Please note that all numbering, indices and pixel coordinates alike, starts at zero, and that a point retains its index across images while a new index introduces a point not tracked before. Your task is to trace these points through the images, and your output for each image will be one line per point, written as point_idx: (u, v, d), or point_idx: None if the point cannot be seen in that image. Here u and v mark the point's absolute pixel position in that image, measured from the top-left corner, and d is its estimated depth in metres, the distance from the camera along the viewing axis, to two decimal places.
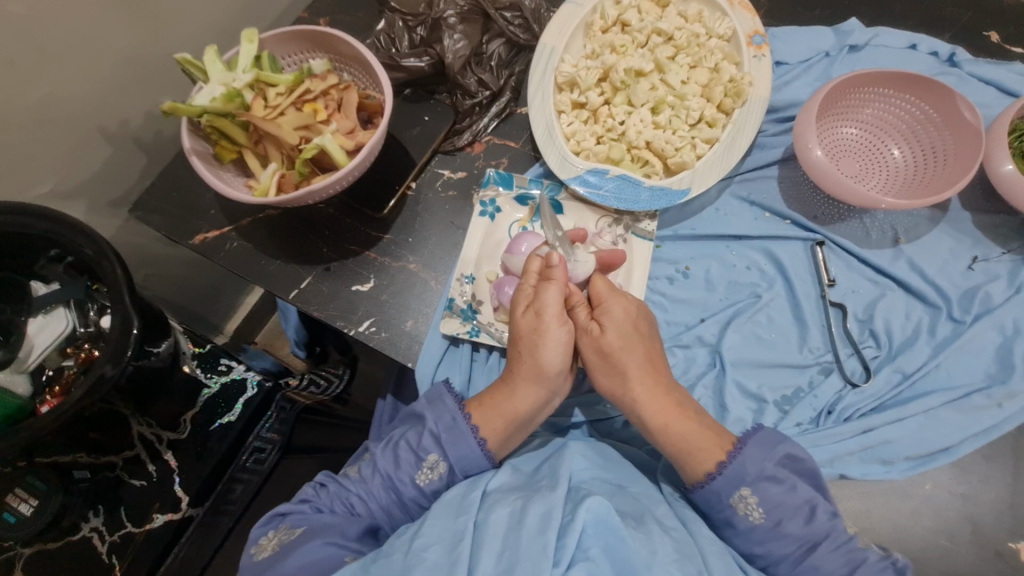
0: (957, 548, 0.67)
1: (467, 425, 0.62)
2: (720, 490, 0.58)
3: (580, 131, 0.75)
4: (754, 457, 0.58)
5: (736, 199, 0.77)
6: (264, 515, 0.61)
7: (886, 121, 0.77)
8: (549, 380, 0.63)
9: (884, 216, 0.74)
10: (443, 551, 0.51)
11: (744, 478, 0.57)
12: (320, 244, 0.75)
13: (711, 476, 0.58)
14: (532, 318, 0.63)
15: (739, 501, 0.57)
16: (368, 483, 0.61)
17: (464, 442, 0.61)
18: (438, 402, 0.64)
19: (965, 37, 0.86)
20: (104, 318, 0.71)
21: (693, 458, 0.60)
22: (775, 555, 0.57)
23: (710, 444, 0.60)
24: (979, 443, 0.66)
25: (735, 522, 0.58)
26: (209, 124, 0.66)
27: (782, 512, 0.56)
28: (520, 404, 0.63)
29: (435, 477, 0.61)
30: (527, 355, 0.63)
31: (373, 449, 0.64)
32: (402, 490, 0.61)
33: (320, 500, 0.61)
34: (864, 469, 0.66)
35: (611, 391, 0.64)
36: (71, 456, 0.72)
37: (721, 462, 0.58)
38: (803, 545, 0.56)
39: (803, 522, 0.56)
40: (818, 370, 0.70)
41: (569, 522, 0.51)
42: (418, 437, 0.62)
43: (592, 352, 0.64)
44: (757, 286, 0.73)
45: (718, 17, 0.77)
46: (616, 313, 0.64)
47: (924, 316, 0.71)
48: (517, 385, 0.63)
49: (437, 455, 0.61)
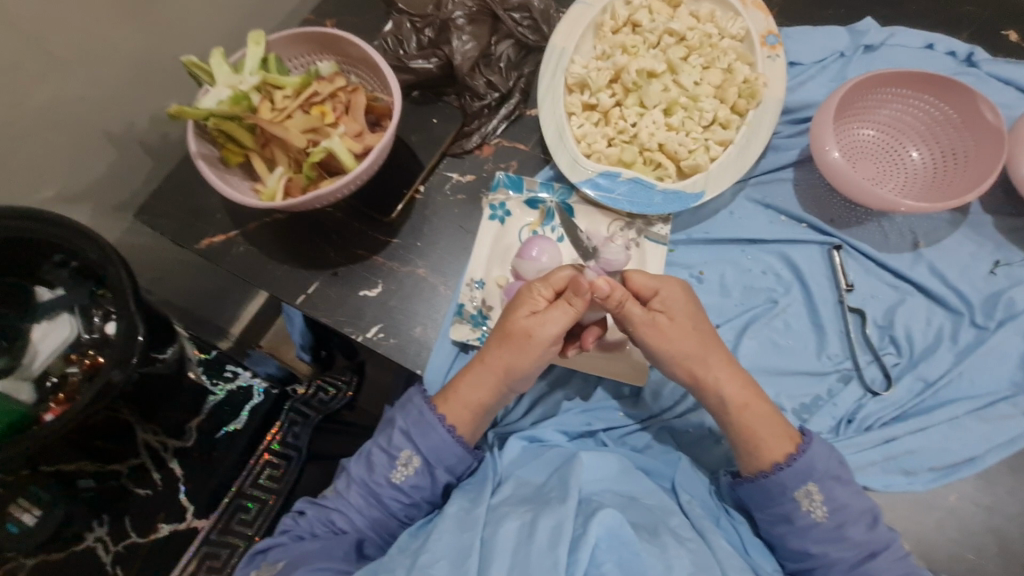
0: (982, 562, 0.63)
1: (433, 415, 0.61)
2: (785, 482, 0.56)
3: (591, 133, 0.73)
4: (822, 455, 0.57)
5: (750, 202, 0.76)
6: (243, 558, 0.57)
7: (905, 122, 0.75)
8: (507, 374, 0.61)
9: (903, 220, 0.73)
10: (449, 567, 0.49)
11: (813, 474, 0.56)
12: (328, 249, 0.74)
13: (778, 467, 0.56)
14: (528, 324, 0.60)
15: (803, 497, 0.56)
16: (347, 495, 0.60)
17: (433, 432, 0.60)
18: (407, 402, 0.63)
19: (982, 36, 0.84)
20: (109, 325, 0.68)
21: (761, 448, 0.58)
22: (833, 558, 0.55)
23: (776, 436, 0.58)
24: (1005, 454, 0.64)
25: (795, 516, 0.56)
26: (215, 127, 0.65)
27: (846, 514, 0.56)
28: (474, 391, 0.62)
29: (411, 473, 0.60)
30: (512, 354, 0.61)
31: (347, 465, 0.63)
32: (380, 493, 0.60)
33: (299, 528, 0.59)
34: (886, 480, 0.64)
35: (678, 356, 0.60)
36: (76, 465, 0.70)
37: (790, 454, 0.57)
38: (861, 551, 0.55)
39: (866, 526, 0.55)
40: (837, 377, 0.68)
41: (581, 536, 0.50)
42: (388, 438, 0.61)
43: (659, 342, 0.61)
44: (773, 292, 0.72)
45: (730, 16, 0.76)
46: (675, 299, 0.62)
47: (946, 321, 0.69)
48: (487, 379, 0.61)
49: (410, 450, 0.60)
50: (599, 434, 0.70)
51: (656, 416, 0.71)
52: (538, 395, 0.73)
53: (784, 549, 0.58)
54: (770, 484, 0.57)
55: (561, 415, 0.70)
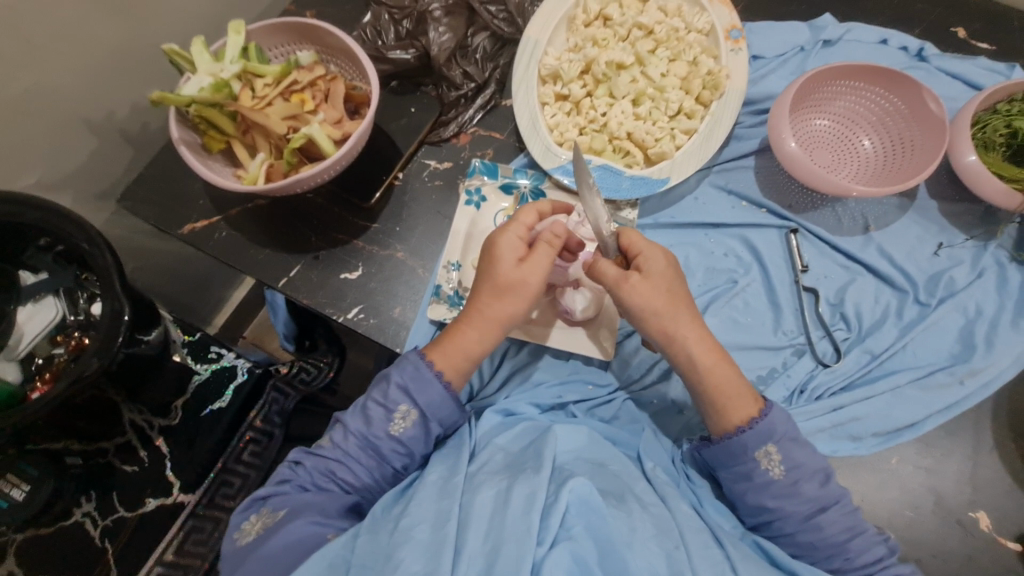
0: (921, 518, 0.68)
1: (430, 371, 0.63)
2: (747, 443, 0.60)
3: (563, 123, 0.77)
4: (780, 419, 0.61)
5: (714, 188, 0.80)
6: (246, 503, 0.61)
7: (858, 113, 0.80)
8: (502, 323, 0.64)
9: (855, 205, 0.78)
10: (429, 529, 0.53)
11: (772, 436, 0.60)
12: (309, 234, 0.76)
13: (742, 428, 0.60)
14: (512, 268, 0.63)
15: (763, 457, 0.60)
16: (345, 447, 0.62)
17: (432, 387, 0.63)
18: (402, 358, 0.65)
19: (933, 32, 0.89)
20: (95, 306, 0.72)
21: (730, 406, 0.61)
22: (787, 511, 0.59)
23: (739, 399, 0.61)
24: (942, 420, 0.69)
25: (754, 474, 0.60)
26: (197, 114, 0.67)
27: (801, 473, 0.59)
28: (471, 341, 0.64)
29: (408, 426, 0.63)
30: (503, 303, 0.64)
31: (343, 416, 0.65)
32: (379, 445, 0.62)
33: (300, 479, 0.62)
34: (835, 445, 0.68)
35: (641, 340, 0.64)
36: (63, 443, 0.74)
37: (754, 417, 0.60)
38: (815, 505, 0.59)
39: (819, 484, 0.59)
40: (792, 351, 0.73)
41: (553, 503, 0.53)
42: (384, 392, 0.63)
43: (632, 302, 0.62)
44: (733, 272, 0.76)
45: (696, 11, 0.80)
46: (656, 263, 0.63)
47: (892, 299, 0.74)
48: (470, 324, 0.64)
49: (408, 405, 0.62)
50: (570, 406, 0.74)
51: (624, 388, 0.76)
52: (512, 371, 0.77)
53: (742, 506, 0.62)
54: (733, 444, 0.61)
55: (536, 390, 0.74)
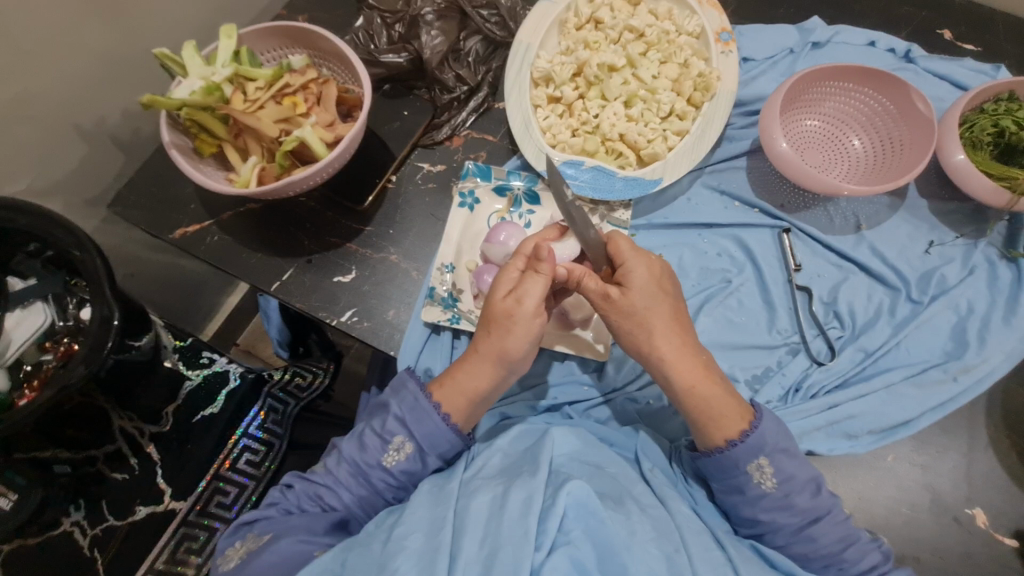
0: (918, 515, 0.68)
1: (428, 402, 0.63)
2: (739, 457, 0.60)
3: (556, 125, 0.77)
4: (771, 429, 0.60)
5: (707, 189, 0.80)
6: (230, 526, 0.61)
7: (848, 114, 0.81)
8: (505, 362, 0.62)
9: (846, 204, 0.78)
10: (424, 538, 0.52)
11: (763, 448, 0.60)
12: (302, 237, 0.76)
13: (732, 443, 0.60)
14: (511, 304, 0.61)
15: (755, 470, 0.60)
16: (336, 473, 0.62)
17: (428, 419, 0.62)
18: (401, 387, 0.65)
19: (920, 34, 0.90)
20: (83, 311, 0.70)
21: (717, 425, 0.61)
22: (779, 523, 0.59)
23: (731, 413, 0.61)
24: (937, 417, 0.69)
25: (747, 488, 0.60)
26: (189, 117, 0.67)
27: (793, 485, 0.59)
28: (473, 379, 0.63)
29: (402, 458, 0.62)
30: (502, 337, 0.61)
31: (338, 442, 0.65)
32: (371, 474, 0.62)
33: (286, 502, 0.62)
34: (831, 444, 0.68)
35: (636, 347, 0.63)
36: (51, 451, 0.73)
37: (744, 430, 0.60)
38: (806, 517, 0.59)
39: (811, 495, 0.60)
40: (786, 350, 0.73)
41: (550, 507, 0.53)
42: (382, 422, 0.63)
43: (613, 316, 0.63)
44: (727, 272, 0.76)
45: (687, 15, 0.80)
46: (638, 278, 0.62)
47: (885, 297, 0.74)
48: (474, 364, 0.63)
49: (403, 437, 0.62)
50: (565, 407, 0.74)
51: (620, 390, 0.75)
52: None
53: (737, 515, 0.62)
54: (725, 458, 0.60)
55: (532, 391, 0.75)
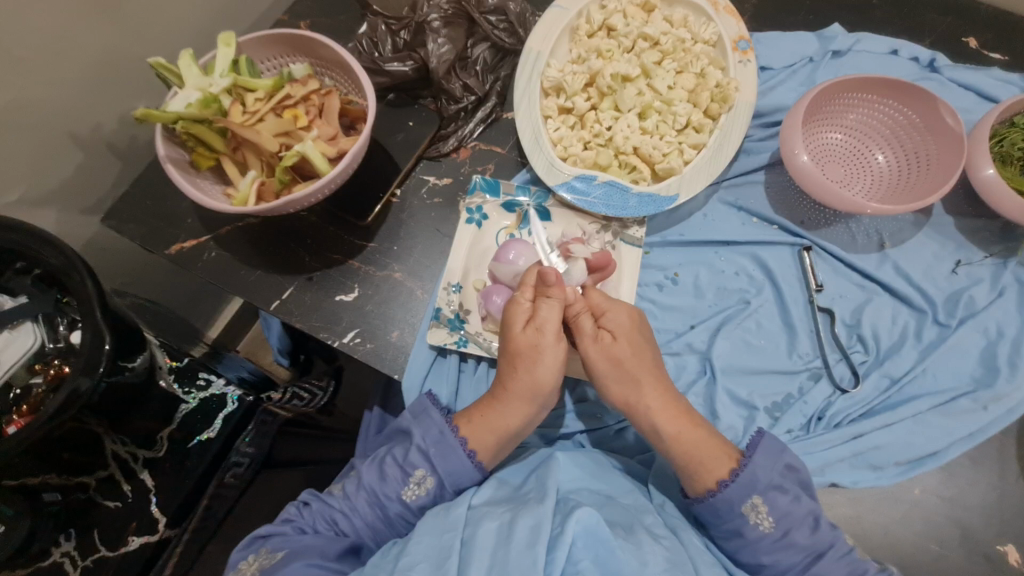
0: (947, 553, 0.66)
1: (455, 437, 0.61)
2: (744, 487, 0.57)
3: (567, 137, 0.74)
4: (764, 466, 0.57)
5: (723, 205, 0.77)
6: (244, 539, 0.58)
7: (870, 127, 0.78)
8: (541, 396, 0.61)
9: (869, 221, 0.75)
10: (429, 569, 0.49)
11: (756, 486, 0.57)
12: (302, 253, 0.73)
13: (724, 484, 0.57)
14: (533, 335, 0.60)
15: (750, 511, 0.56)
16: (353, 500, 0.59)
17: (454, 455, 0.60)
18: (423, 415, 0.62)
19: (944, 42, 0.87)
20: (75, 333, 0.67)
21: (704, 469, 0.58)
22: (781, 566, 0.56)
23: (716, 454, 0.58)
24: (966, 447, 0.67)
25: (744, 532, 0.56)
26: (185, 131, 0.64)
27: (789, 521, 0.56)
28: (508, 418, 0.61)
29: (423, 492, 0.59)
30: (531, 371, 0.60)
31: (358, 466, 0.62)
32: (388, 506, 0.59)
33: (302, 520, 0.59)
34: (855, 476, 0.66)
35: (619, 397, 0.61)
36: (41, 477, 0.70)
37: (733, 470, 0.57)
38: (808, 554, 0.56)
39: (809, 530, 0.56)
40: (808, 375, 0.70)
41: (559, 534, 0.50)
42: (404, 452, 0.60)
43: (601, 360, 0.61)
44: (745, 292, 0.73)
45: (703, 22, 0.77)
46: (619, 321, 0.62)
47: (910, 320, 0.71)
48: (508, 402, 0.61)
49: (425, 470, 0.60)
50: (578, 435, 0.72)
51: None
52: None
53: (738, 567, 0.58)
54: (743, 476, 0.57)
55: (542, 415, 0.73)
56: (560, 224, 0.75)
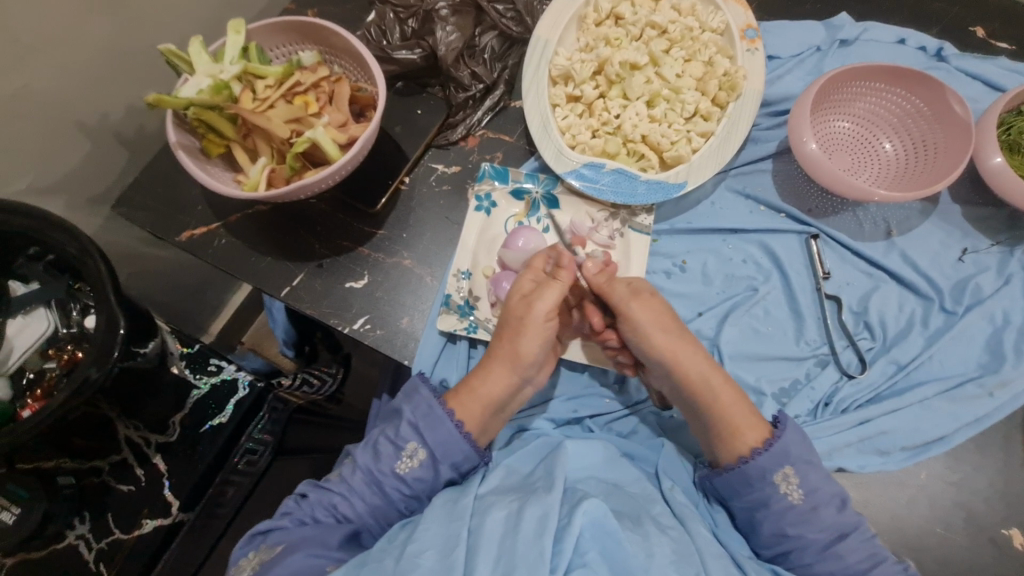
0: (953, 536, 0.67)
1: (443, 410, 0.61)
2: (754, 468, 0.57)
3: (576, 125, 0.74)
4: (795, 440, 0.58)
5: (731, 192, 0.77)
6: (244, 537, 0.58)
7: (878, 115, 0.78)
8: (522, 367, 0.63)
9: (877, 209, 0.75)
10: (438, 556, 0.49)
11: (788, 457, 0.58)
12: (312, 240, 0.73)
13: (758, 451, 0.58)
14: (524, 308, 0.63)
15: (781, 480, 0.57)
16: (350, 482, 0.59)
17: (442, 426, 0.60)
18: (413, 393, 0.62)
19: (952, 31, 0.87)
20: (88, 318, 0.69)
21: (735, 435, 0.59)
22: (806, 539, 0.57)
23: (748, 424, 0.59)
24: (971, 433, 0.67)
25: (772, 501, 0.57)
26: (196, 117, 0.64)
27: (818, 497, 0.57)
28: (492, 387, 0.63)
29: (415, 465, 0.60)
30: (518, 341, 0.63)
31: (352, 450, 0.62)
32: (384, 482, 0.59)
33: (301, 511, 0.59)
34: (862, 461, 0.66)
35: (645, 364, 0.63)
36: (55, 462, 0.71)
37: (767, 439, 0.58)
38: (833, 532, 0.56)
39: (836, 509, 0.57)
40: (814, 361, 0.71)
41: (566, 525, 0.50)
42: (395, 429, 0.61)
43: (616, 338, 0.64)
44: (753, 279, 0.74)
45: (711, 10, 0.77)
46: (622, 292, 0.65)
47: (917, 307, 0.72)
48: (492, 368, 0.63)
49: (417, 443, 0.60)
50: (585, 420, 0.72)
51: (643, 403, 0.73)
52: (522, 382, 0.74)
53: (758, 535, 0.59)
54: (748, 469, 0.58)
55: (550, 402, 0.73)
56: (568, 211, 0.75)
